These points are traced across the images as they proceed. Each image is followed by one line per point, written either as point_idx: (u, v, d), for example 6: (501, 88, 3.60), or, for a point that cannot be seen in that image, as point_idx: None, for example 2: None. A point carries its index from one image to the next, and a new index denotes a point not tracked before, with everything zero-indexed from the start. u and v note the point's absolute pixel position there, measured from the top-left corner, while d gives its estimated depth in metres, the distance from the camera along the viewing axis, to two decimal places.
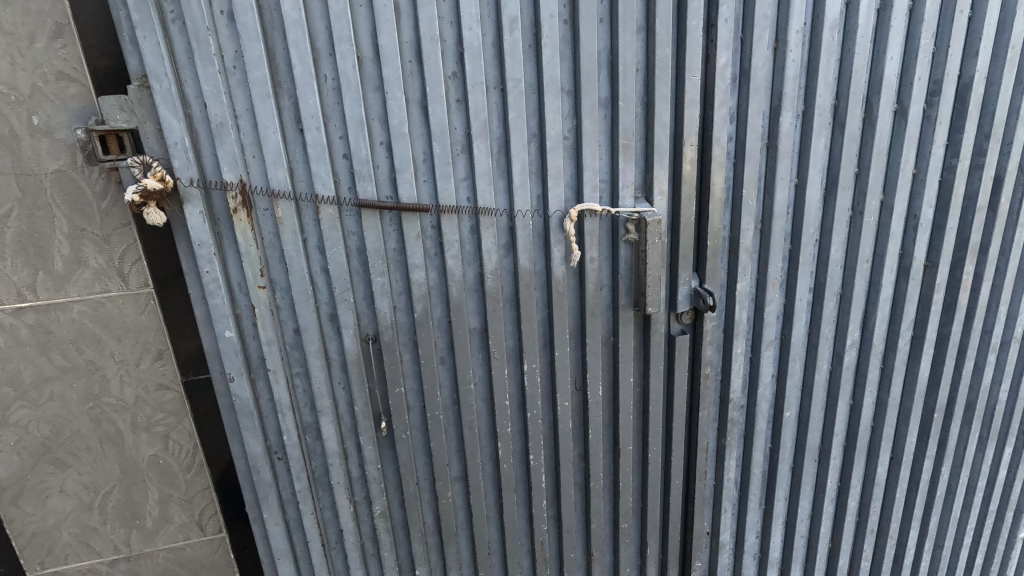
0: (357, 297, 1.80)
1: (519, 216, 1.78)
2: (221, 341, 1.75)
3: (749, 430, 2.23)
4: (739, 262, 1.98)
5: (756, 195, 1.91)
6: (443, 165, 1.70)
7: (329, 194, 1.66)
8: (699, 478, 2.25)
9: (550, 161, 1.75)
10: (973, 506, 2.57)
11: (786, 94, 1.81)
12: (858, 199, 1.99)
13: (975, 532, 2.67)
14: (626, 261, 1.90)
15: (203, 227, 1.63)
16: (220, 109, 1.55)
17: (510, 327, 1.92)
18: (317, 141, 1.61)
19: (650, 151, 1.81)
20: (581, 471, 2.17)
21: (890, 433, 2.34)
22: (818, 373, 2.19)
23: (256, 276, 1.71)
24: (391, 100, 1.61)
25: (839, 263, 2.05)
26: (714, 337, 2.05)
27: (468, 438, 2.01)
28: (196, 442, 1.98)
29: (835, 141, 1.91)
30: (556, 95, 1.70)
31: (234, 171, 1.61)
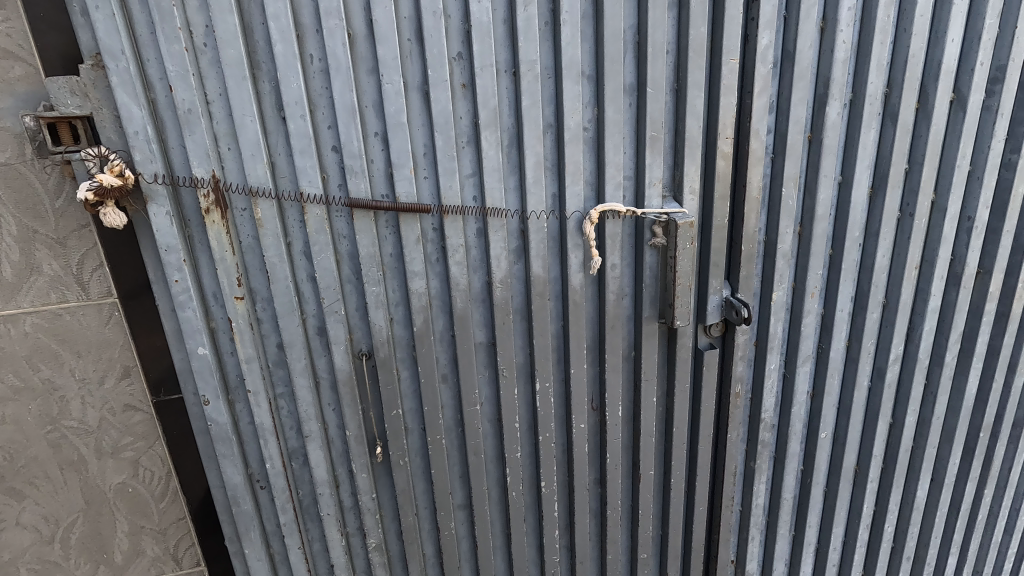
0: (349, 308, 1.59)
1: (532, 218, 1.57)
2: (194, 359, 1.54)
3: (780, 452, 2.04)
4: (775, 269, 1.78)
5: (796, 195, 1.71)
6: (446, 160, 1.48)
7: (316, 192, 1.45)
8: (725, 504, 2.05)
9: (568, 155, 1.54)
10: (1015, 529, 2.39)
11: (833, 81, 1.61)
12: (909, 198, 1.78)
13: (1016, 556, 2.48)
14: (652, 268, 1.69)
15: (171, 230, 1.41)
16: (188, 93, 1.33)
17: (521, 341, 1.72)
18: (303, 131, 1.40)
19: (681, 144, 1.60)
20: (597, 497, 1.98)
21: (932, 454, 2.15)
22: (858, 391, 1.99)
23: (233, 286, 1.50)
24: (387, 84, 1.40)
25: (884, 269, 1.85)
26: (745, 351, 1.85)
27: (474, 463, 1.80)
28: (170, 468, 1.77)
29: (885, 135, 1.71)
30: (577, 80, 1.49)
31: (205, 165, 1.39)
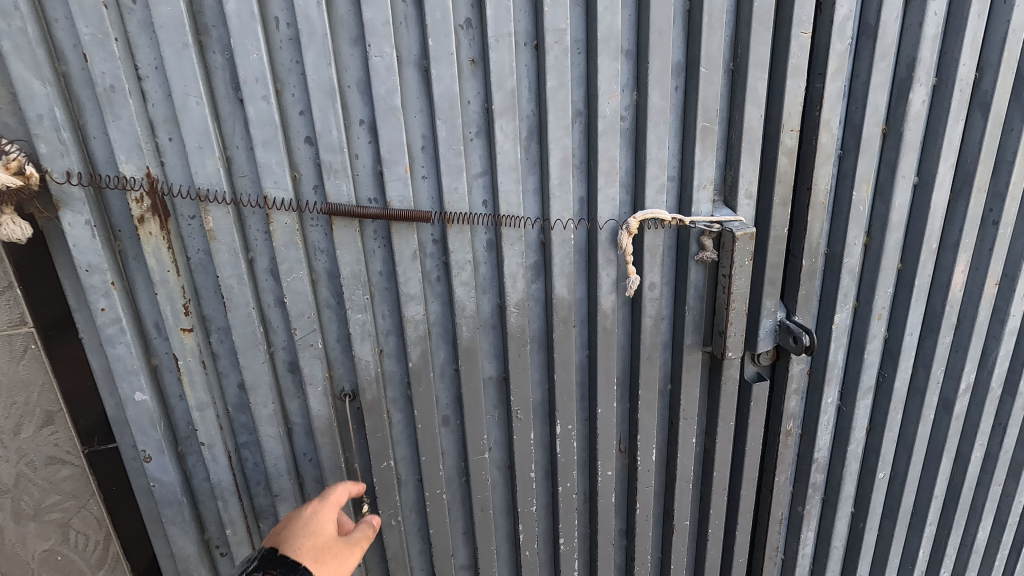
0: (328, 340, 1.28)
1: (556, 227, 1.27)
2: (130, 407, 1.21)
3: (831, 495, 1.77)
4: (839, 287, 1.50)
5: (867, 200, 1.44)
6: (451, 155, 1.17)
7: (285, 197, 1.13)
8: (767, 554, 1.78)
9: (601, 150, 1.24)
10: None
11: (919, 62, 1.33)
12: (994, 203, 1.51)
13: None
14: (697, 287, 1.40)
15: (93, 245, 1.09)
16: (110, 65, 1.01)
17: (538, 376, 1.42)
18: (266, 117, 1.08)
19: (736, 137, 1.31)
20: (622, 550, 1.70)
21: (997, 492, 1.89)
22: (922, 425, 1.72)
23: (178, 315, 1.18)
24: (375, 57, 1.09)
25: (961, 286, 1.58)
26: (799, 383, 1.57)
27: (480, 520, 1.50)
28: (109, 531, 1.45)
29: (972, 127, 1.43)
30: (615, 56, 1.18)
31: (137, 160, 1.07)
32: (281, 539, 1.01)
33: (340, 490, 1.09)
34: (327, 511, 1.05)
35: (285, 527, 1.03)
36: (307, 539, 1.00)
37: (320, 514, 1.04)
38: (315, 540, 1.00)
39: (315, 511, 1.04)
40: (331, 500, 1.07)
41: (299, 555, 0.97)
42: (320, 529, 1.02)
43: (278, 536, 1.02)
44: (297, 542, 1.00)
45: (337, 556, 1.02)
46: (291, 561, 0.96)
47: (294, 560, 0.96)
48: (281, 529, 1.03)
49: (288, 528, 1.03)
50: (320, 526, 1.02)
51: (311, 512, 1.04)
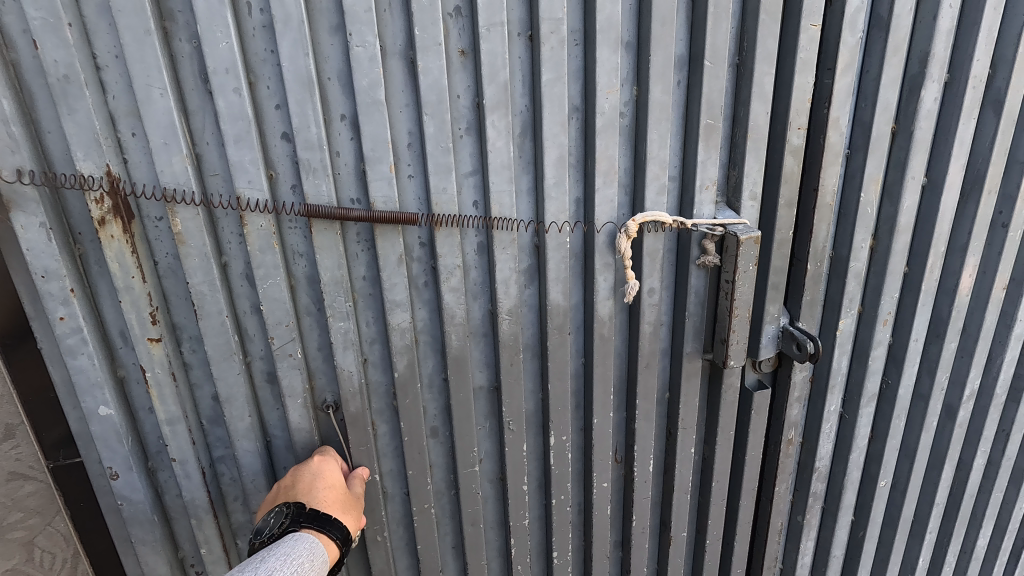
0: (309, 349, 1.21)
1: (551, 230, 1.20)
2: (94, 422, 1.13)
3: (831, 503, 1.72)
4: (844, 291, 1.44)
5: (875, 201, 1.38)
6: (439, 153, 1.10)
7: (260, 197, 1.05)
8: (766, 564, 1.73)
9: (599, 148, 1.16)
10: None
11: (933, 57, 1.26)
12: (1004, 205, 1.46)
13: None
14: (698, 293, 1.33)
15: (48, 249, 1.00)
16: (64, 53, 0.92)
17: (531, 385, 1.36)
18: (237, 110, 1.00)
19: (741, 135, 1.24)
20: (618, 562, 1.64)
21: (998, 499, 1.86)
22: (926, 433, 1.67)
23: (144, 324, 1.09)
24: (356, 47, 1.01)
25: (968, 291, 1.53)
26: (801, 391, 1.52)
27: (471, 534, 1.44)
28: (77, 548, 1.36)
29: (984, 126, 1.37)
30: (615, 48, 1.11)
31: (95, 157, 0.98)
32: (300, 495, 1.11)
33: (334, 451, 1.24)
34: (332, 463, 1.20)
35: (298, 486, 1.13)
36: (327, 491, 1.13)
37: (328, 470, 1.17)
38: (333, 492, 1.14)
39: (322, 467, 1.18)
40: (331, 457, 1.22)
41: (327, 504, 1.11)
42: (334, 482, 1.16)
43: (294, 493, 1.12)
44: (320, 495, 1.12)
45: (351, 506, 1.16)
46: (322, 512, 1.08)
47: (325, 509, 1.09)
48: (294, 486, 1.13)
49: (300, 485, 1.14)
50: (333, 479, 1.16)
51: (319, 470, 1.17)
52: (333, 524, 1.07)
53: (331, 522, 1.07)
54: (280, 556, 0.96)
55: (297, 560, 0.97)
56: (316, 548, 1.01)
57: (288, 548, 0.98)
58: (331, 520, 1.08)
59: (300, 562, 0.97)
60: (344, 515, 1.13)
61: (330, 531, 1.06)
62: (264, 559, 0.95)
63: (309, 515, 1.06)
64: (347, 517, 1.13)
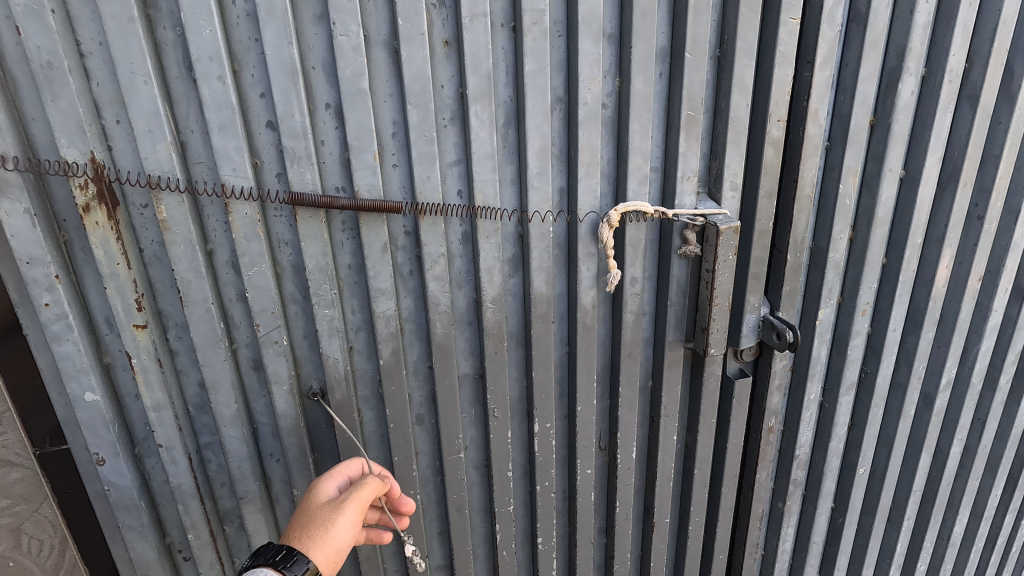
0: (295, 337, 1.22)
1: (534, 219, 1.22)
2: (80, 407, 1.14)
3: (811, 490, 1.75)
4: (823, 282, 1.47)
5: (854, 193, 1.40)
6: (423, 142, 1.11)
7: (245, 185, 1.06)
8: (747, 550, 1.77)
9: (581, 139, 1.18)
10: None
11: (910, 51, 1.28)
12: (980, 197, 1.49)
13: None
14: (680, 282, 1.35)
15: (33, 235, 1.01)
16: (47, 40, 0.92)
17: (516, 373, 1.38)
18: (222, 98, 1.01)
19: (721, 127, 1.26)
20: (602, 547, 1.67)
21: (974, 486, 1.90)
22: (903, 422, 1.71)
23: (130, 311, 1.10)
24: (340, 36, 1.02)
25: (945, 282, 1.56)
26: (781, 379, 1.55)
27: (456, 521, 1.46)
28: (64, 535, 1.37)
29: (961, 121, 1.40)
30: (597, 40, 1.13)
31: (80, 144, 0.99)
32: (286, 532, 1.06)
33: (339, 469, 1.16)
34: (323, 484, 1.11)
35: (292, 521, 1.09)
36: (298, 519, 1.05)
37: (313, 493, 1.10)
38: (305, 518, 1.04)
39: (310, 492, 1.11)
40: (329, 477, 1.13)
41: (290, 535, 1.02)
42: (311, 507, 1.07)
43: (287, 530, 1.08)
44: (293, 526, 1.05)
45: (321, 523, 1.02)
46: (278, 544, 1.00)
47: (284, 541, 1.00)
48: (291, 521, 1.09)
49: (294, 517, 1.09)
50: (313, 502, 1.08)
51: (306, 496, 1.11)
52: (279, 552, 0.97)
53: (280, 550, 0.98)
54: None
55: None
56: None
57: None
58: (279, 549, 0.98)
59: None
60: (304, 538, 1.00)
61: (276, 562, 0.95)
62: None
63: (267, 550, 0.98)
64: (308, 538, 1.00)
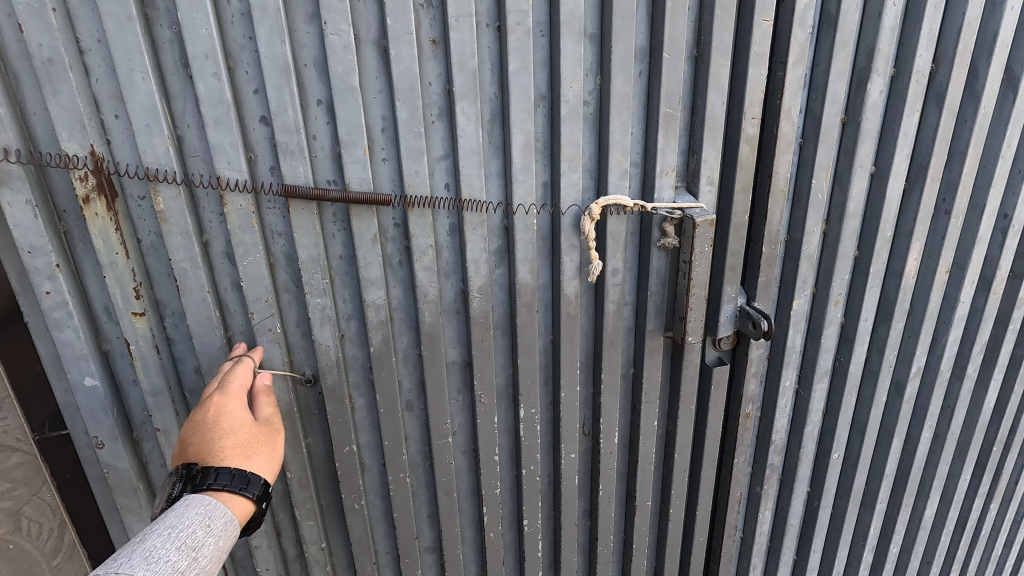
0: (288, 325, 1.27)
1: (518, 212, 1.27)
2: (80, 392, 1.18)
3: (788, 475, 1.82)
4: (797, 273, 1.53)
5: (826, 188, 1.46)
6: (412, 137, 1.15)
7: (239, 178, 1.10)
8: (727, 533, 1.84)
9: (564, 135, 1.23)
10: (1004, 538, 2.34)
11: (878, 52, 1.35)
12: (946, 193, 1.55)
13: (1002, 562, 2.45)
14: (660, 273, 1.41)
15: (34, 225, 1.04)
16: (48, 37, 0.96)
17: (502, 361, 1.43)
18: (217, 94, 1.05)
19: (699, 124, 1.31)
20: (586, 530, 1.74)
21: (944, 471, 1.98)
22: (875, 409, 1.78)
23: (128, 299, 1.14)
24: (331, 35, 1.06)
25: (914, 273, 1.63)
26: (758, 367, 1.61)
27: (445, 503, 1.52)
28: (63, 518, 1.41)
29: (928, 119, 1.46)
30: (579, 40, 1.17)
31: (79, 137, 1.03)
32: (197, 450, 1.01)
33: (238, 384, 1.11)
34: (234, 402, 1.08)
35: (195, 438, 1.02)
36: (228, 441, 1.03)
37: (226, 414, 1.06)
38: (237, 438, 1.04)
39: (220, 412, 1.06)
40: (235, 394, 1.09)
41: (226, 457, 1.01)
42: (234, 429, 1.05)
43: (190, 449, 1.01)
44: (218, 447, 1.01)
45: (261, 446, 1.07)
46: (222, 467, 0.99)
47: (226, 463, 1.00)
48: (190, 439, 1.02)
49: (197, 435, 1.03)
50: (234, 423, 1.06)
51: (215, 416, 1.05)
52: (235, 478, 0.99)
53: (233, 477, 0.99)
54: (164, 532, 0.88)
55: (184, 533, 0.89)
56: (213, 510, 0.94)
57: (173, 520, 0.91)
58: (232, 475, 0.99)
59: (187, 533, 0.89)
60: (252, 461, 1.03)
61: (233, 487, 0.98)
62: (144, 537, 0.87)
63: (207, 474, 0.98)
64: (255, 462, 1.04)
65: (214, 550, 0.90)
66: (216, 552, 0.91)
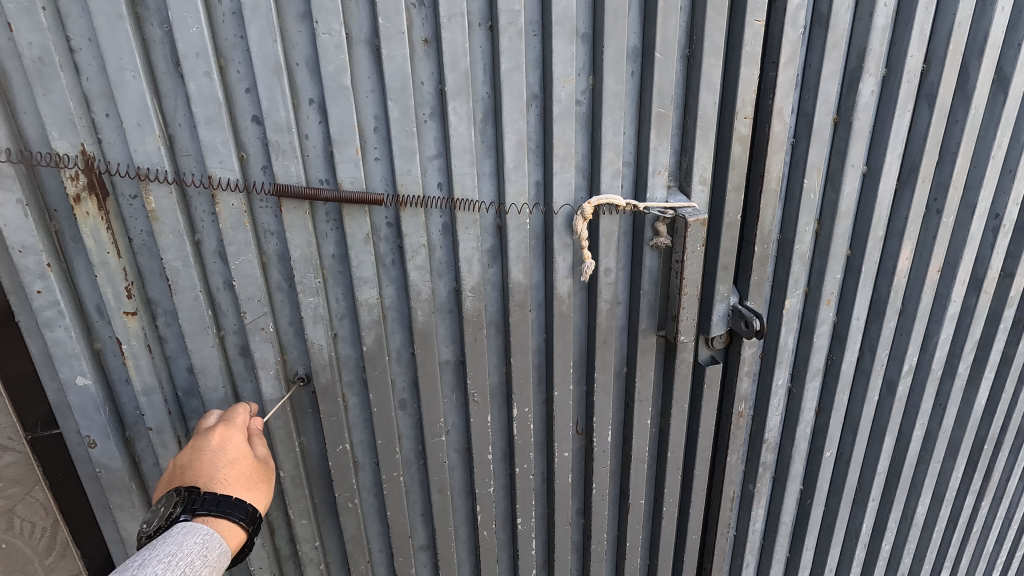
0: (281, 324, 1.27)
1: (511, 211, 1.27)
2: (72, 391, 1.18)
3: (781, 473, 1.83)
4: (790, 272, 1.54)
5: (818, 187, 1.47)
6: (404, 137, 1.16)
7: (231, 177, 1.10)
8: (720, 531, 1.84)
9: (556, 134, 1.23)
10: (995, 535, 2.35)
11: (869, 52, 1.35)
12: (938, 192, 1.56)
13: (993, 559, 2.47)
14: (652, 271, 1.41)
15: (25, 224, 1.04)
16: (38, 36, 0.96)
17: (495, 359, 1.43)
18: (208, 93, 1.05)
19: (691, 124, 1.32)
20: (580, 528, 1.74)
21: (936, 468, 1.99)
22: (867, 407, 1.79)
23: (120, 298, 1.14)
24: (322, 34, 1.06)
25: (906, 273, 1.63)
26: (751, 366, 1.61)
27: (439, 502, 1.52)
28: (56, 517, 1.41)
29: (919, 119, 1.47)
30: (571, 39, 1.18)
31: (70, 136, 1.02)
32: (197, 475, 1.04)
33: (240, 421, 1.18)
34: (237, 436, 1.14)
35: (196, 463, 1.06)
36: (229, 469, 1.07)
37: (229, 446, 1.11)
38: (237, 467, 1.08)
39: (223, 444, 1.11)
40: (236, 426, 1.16)
41: (227, 484, 1.04)
42: (235, 459, 1.10)
43: (190, 473, 1.04)
44: (220, 474, 1.05)
45: (257, 480, 1.11)
46: (222, 494, 1.02)
47: (226, 490, 1.03)
48: (191, 465, 1.06)
49: (199, 462, 1.06)
50: (235, 453, 1.11)
51: (219, 446, 1.10)
52: (234, 506, 1.02)
53: (233, 505, 1.02)
54: (165, 559, 0.89)
55: (185, 561, 0.91)
56: (211, 540, 0.96)
57: (173, 547, 0.92)
58: (231, 502, 1.02)
59: (187, 562, 0.91)
60: (249, 493, 1.07)
61: (232, 516, 1.01)
62: (145, 563, 0.88)
63: (208, 501, 1.00)
64: (251, 495, 1.07)
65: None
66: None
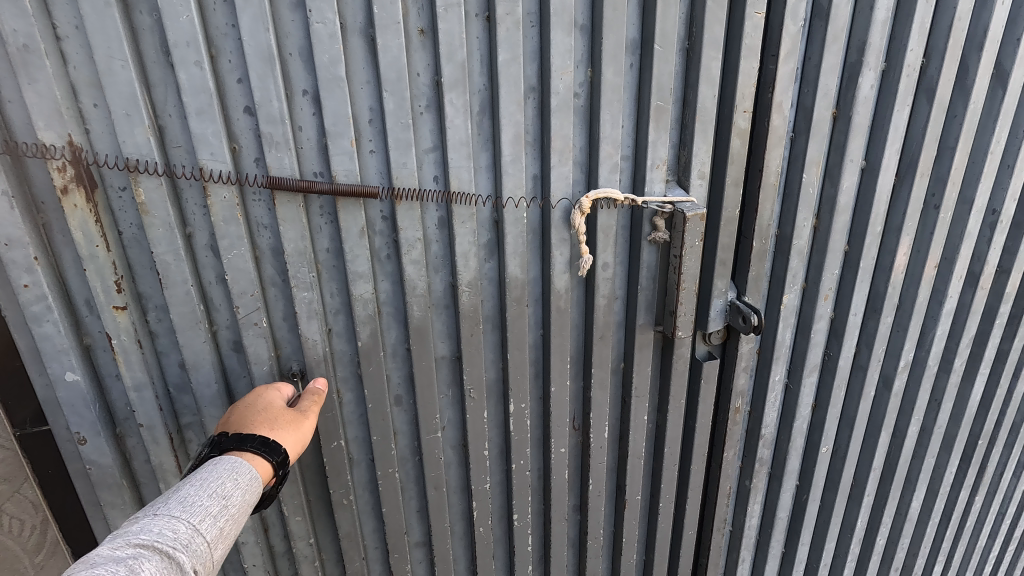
0: (275, 319, 1.25)
1: (508, 205, 1.25)
2: (61, 387, 1.16)
3: (777, 469, 1.83)
4: (787, 267, 1.53)
5: (817, 182, 1.46)
6: (400, 129, 1.14)
7: (223, 169, 1.08)
8: (716, 526, 1.84)
9: (554, 127, 1.22)
10: (988, 530, 2.37)
11: (869, 47, 1.34)
12: (936, 188, 1.55)
13: (985, 554, 2.49)
14: (650, 266, 1.40)
15: (11, 217, 1.02)
16: (23, 22, 0.93)
17: (492, 355, 1.42)
18: (199, 84, 1.02)
19: (690, 118, 1.30)
20: (576, 524, 1.74)
21: (930, 463, 2.00)
22: (864, 402, 1.79)
23: (109, 292, 1.12)
24: (316, 23, 1.04)
25: (903, 268, 1.63)
26: (748, 362, 1.61)
27: (434, 498, 1.51)
28: (46, 514, 1.39)
29: (918, 114, 1.46)
30: (569, 30, 1.16)
31: (57, 126, 1.00)
32: (233, 424, 1.09)
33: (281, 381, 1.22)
34: (272, 391, 1.17)
35: (233, 416, 1.11)
36: (258, 415, 1.09)
37: (262, 398, 1.15)
38: (267, 413, 1.10)
39: (259, 397, 1.15)
40: (275, 385, 1.20)
41: (252, 427, 1.07)
42: (266, 408, 1.12)
43: (230, 423, 1.09)
44: (248, 420, 1.09)
45: (287, 421, 1.10)
46: (247, 433, 1.04)
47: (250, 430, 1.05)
48: (230, 417, 1.11)
49: (237, 413, 1.12)
50: (268, 404, 1.13)
51: (254, 399, 1.15)
52: (256, 442, 1.02)
53: (254, 440, 1.03)
54: (196, 483, 0.91)
55: (213, 483, 0.91)
56: (239, 466, 0.96)
57: (205, 472, 0.94)
58: (253, 438, 1.03)
59: (216, 484, 0.91)
60: (274, 432, 1.07)
61: (253, 448, 1.01)
62: (178, 488, 0.90)
63: (233, 438, 1.03)
64: (278, 433, 1.07)
65: (242, 499, 0.92)
66: (247, 504, 0.92)
